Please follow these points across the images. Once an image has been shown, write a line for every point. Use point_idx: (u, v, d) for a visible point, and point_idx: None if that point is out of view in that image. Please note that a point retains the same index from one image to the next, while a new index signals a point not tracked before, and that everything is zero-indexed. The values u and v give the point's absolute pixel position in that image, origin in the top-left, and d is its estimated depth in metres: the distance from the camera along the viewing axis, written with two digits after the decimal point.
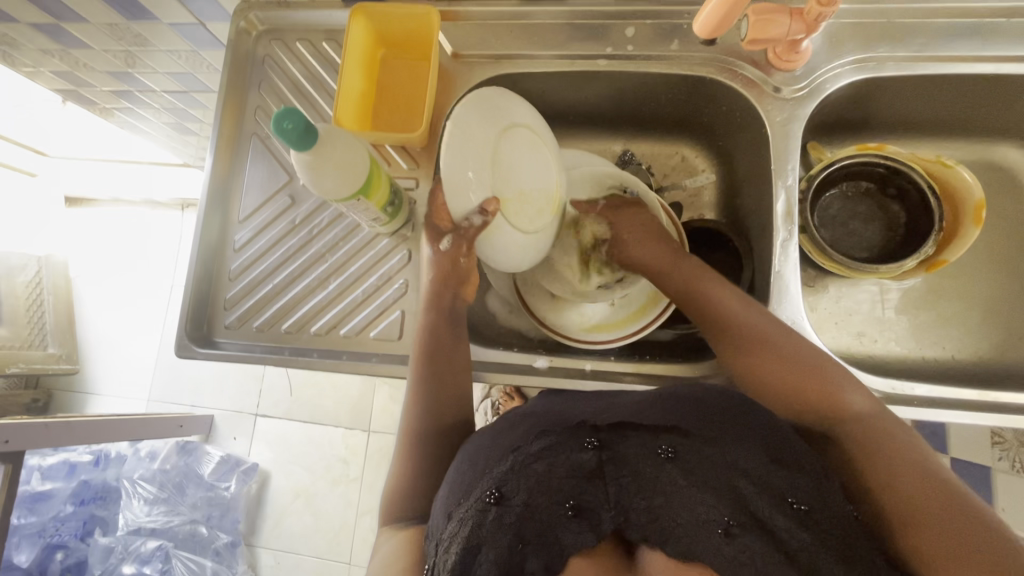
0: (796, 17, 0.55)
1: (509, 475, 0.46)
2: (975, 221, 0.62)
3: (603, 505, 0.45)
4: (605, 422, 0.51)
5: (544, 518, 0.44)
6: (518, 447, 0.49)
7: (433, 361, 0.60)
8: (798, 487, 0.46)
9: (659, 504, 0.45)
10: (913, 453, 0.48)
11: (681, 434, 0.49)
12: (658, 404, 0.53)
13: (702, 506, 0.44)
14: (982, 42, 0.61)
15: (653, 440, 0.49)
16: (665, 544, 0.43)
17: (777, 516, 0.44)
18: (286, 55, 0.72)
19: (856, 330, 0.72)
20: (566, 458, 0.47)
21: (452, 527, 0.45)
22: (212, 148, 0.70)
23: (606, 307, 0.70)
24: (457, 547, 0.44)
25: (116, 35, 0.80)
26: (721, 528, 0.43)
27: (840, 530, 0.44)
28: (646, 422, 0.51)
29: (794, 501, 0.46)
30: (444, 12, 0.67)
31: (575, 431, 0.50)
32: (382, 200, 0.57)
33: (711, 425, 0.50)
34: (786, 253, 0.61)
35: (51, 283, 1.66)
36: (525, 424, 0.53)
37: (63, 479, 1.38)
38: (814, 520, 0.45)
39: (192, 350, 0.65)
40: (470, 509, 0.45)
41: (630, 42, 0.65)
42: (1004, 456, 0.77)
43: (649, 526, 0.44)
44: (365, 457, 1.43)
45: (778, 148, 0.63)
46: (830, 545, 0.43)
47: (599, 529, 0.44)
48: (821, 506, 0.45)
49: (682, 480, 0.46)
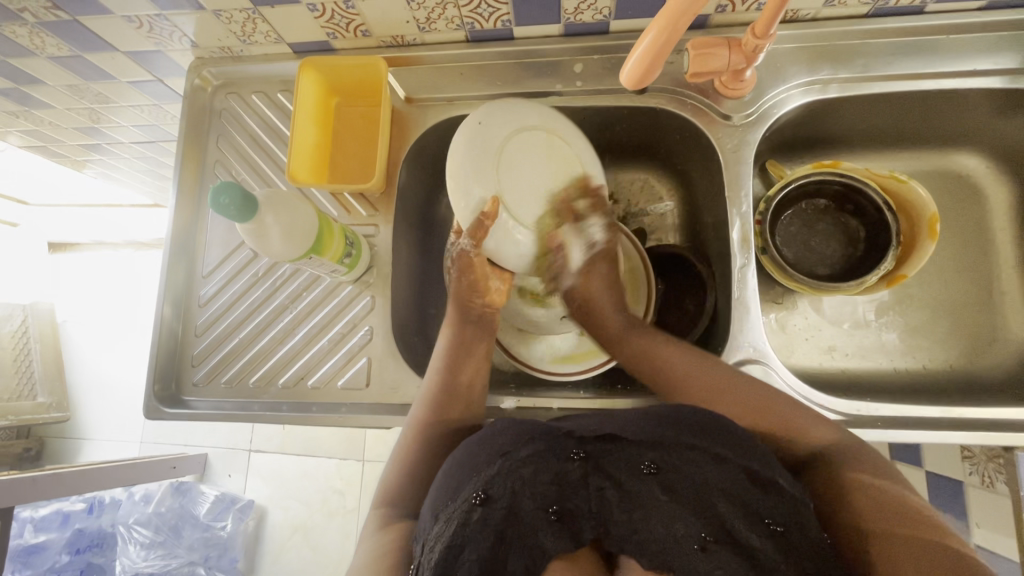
0: (733, 49, 0.56)
1: (497, 477, 0.45)
2: (930, 235, 0.62)
3: (585, 515, 0.45)
4: (592, 432, 0.48)
5: (528, 521, 0.45)
6: (507, 452, 0.47)
7: (456, 364, 0.60)
8: (778, 505, 0.43)
9: (637, 518, 0.44)
10: (902, 508, 0.42)
11: (664, 447, 0.46)
12: (645, 412, 0.49)
13: (679, 522, 0.44)
14: (924, 59, 0.61)
15: (637, 453, 0.46)
16: (640, 556, 0.43)
17: (753, 536, 0.42)
18: (243, 109, 0.73)
19: (827, 344, 0.72)
20: (554, 466, 0.46)
21: (438, 527, 0.44)
22: (173, 204, 0.70)
23: (573, 339, 0.70)
24: (441, 545, 0.42)
25: (78, 95, 0.81)
26: (696, 544, 0.43)
27: (816, 551, 0.40)
28: (632, 434, 0.47)
29: (772, 521, 0.42)
30: (396, 59, 0.68)
31: (561, 440, 0.48)
32: (337, 254, 0.58)
33: (696, 433, 0.46)
34: (744, 279, 0.62)
35: (37, 331, 1.62)
36: (514, 426, 0.50)
37: (57, 530, 1.37)
38: (791, 540, 0.41)
39: (162, 411, 0.65)
40: (456, 510, 0.44)
41: (579, 77, 0.66)
42: (974, 470, 0.73)
43: (628, 539, 0.44)
44: (361, 488, 1.42)
45: (730, 175, 0.63)
46: (805, 569, 0.40)
47: (580, 536, 0.45)
48: (798, 524, 0.42)
49: (663, 496, 0.45)
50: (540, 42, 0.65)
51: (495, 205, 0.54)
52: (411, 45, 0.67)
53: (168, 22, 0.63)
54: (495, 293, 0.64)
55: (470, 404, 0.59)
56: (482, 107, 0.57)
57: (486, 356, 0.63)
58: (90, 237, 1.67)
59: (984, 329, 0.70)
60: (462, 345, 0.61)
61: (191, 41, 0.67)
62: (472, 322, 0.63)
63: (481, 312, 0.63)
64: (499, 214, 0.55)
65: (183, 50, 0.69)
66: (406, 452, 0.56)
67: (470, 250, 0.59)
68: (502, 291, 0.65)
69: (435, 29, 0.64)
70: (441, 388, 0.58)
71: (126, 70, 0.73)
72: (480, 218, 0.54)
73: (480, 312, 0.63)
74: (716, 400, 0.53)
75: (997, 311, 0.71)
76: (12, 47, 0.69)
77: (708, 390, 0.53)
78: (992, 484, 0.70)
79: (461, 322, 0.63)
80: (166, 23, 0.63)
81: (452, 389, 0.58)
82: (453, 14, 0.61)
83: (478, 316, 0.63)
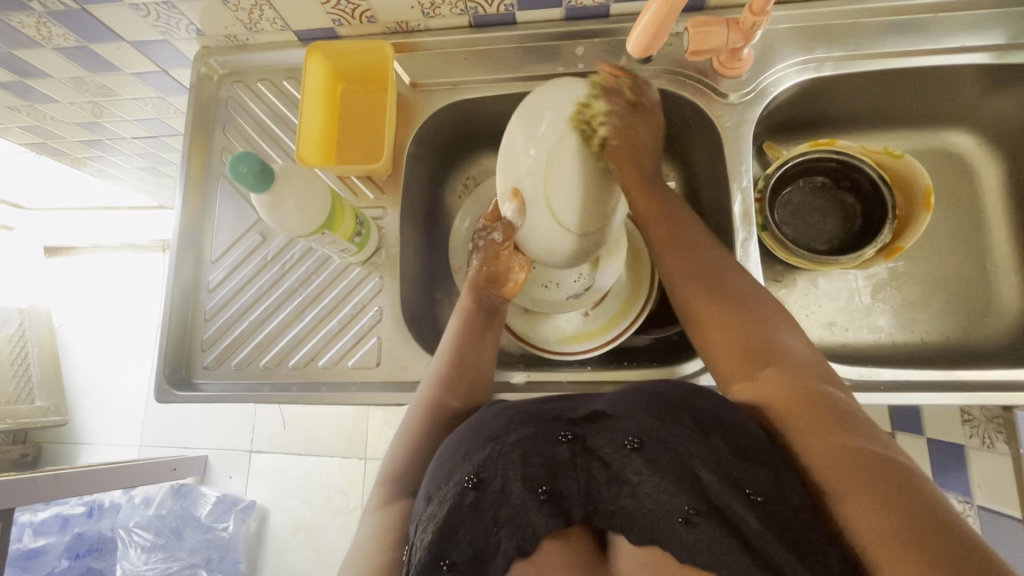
0: (732, 28, 0.58)
1: (486, 461, 0.45)
2: (925, 207, 0.64)
3: (574, 495, 0.45)
4: (580, 413, 0.49)
5: (516, 503, 0.45)
6: (496, 436, 0.47)
7: (464, 352, 0.60)
8: (757, 473, 0.41)
9: (625, 494, 0.44)
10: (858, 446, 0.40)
11: (650, 422, 0.46)
12: (635, 393, 0.49)
13: (663, 495, 0.42)
14: (915, 37, 0.63)
15: (622, 429, 0.46)
16: (629, 531, 0.43)
17: (735, 505, 0.40)
18: (249, 96, 0.74)
19: (827, 320, 0.74)
20: (542, 448, 0.46)
21: (430, 509, 0.44)
22: (181, 191, 0.71)
23: (579, 319, 0.71)
24: (432, 528, 0.43)
25: (82, 88, 0.81)
26: (680, 517, 0.41)
27: (797, 517, 0.39)
28: (620, 412, 0.47)
29: (753, 491, 0.41)
30: (400, 45, 0.69)
31: (549, 422, 0.48)
32: (348, 232, 0.60)
33: (679, 411, 0.46)
34: (747, 252, 0.63)
35: (35, 335, 1.59)
36: (506, 411, 0.50)
37: (56, 534, 1.35)
38: (772, 509, 0.40)
39: (173, 394, 0.65)
40: (448, 492, 0.45)
41: (581, 60, 0.67)
42: (974, 433, 0.75)
43: (616, 516, 0.44)
44: (364, 485, 1.41)
45: (730, 152, 0.65)
46: (784, 536, 0.39)
47: (569, 514, 0.45)
48: (783, 494, 0.40)
49: (647, 470, 0.44)
50: (541, 26, 0.67)
51: (518, 194, 0.54)
52: (415, 31, 0.68)
53: (175, 10, 0.64)
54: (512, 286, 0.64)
55: (476, 380, 0.60)
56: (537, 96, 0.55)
57: (495, 347, 0.63)
58: (85, 239, 1.66)
59: (979, 302, 0.72)
60: (469, 332, 0.62)
61: (197, 29, 0.68)
62: (484, 309, 0.64)
63: (495, 303, 0.64)
64: (530, 202, 0.54)
65: (189, 39, 0.70)
66: (407, 433, 0.57)
67: (500, 243, 0.61)
68: (519, 284, 0.64)
69: (439, 14, 0.65)
70: (449, 367, 0.59)
71: (131, 61, 0.73)
72: (514, 209, 0.55)
73: (492, 303, 0.64)
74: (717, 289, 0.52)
75: (991, 284, 0.72)
76: (18, 38, 0.69)
77: (704, 281, 0.53)
78: (992, 444, 0.73)
79: (472, 310, 0.63)
80: (174, 11, 0.64)
81: (461, 369, 0.59)
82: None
83: (489, 306, 0.64)
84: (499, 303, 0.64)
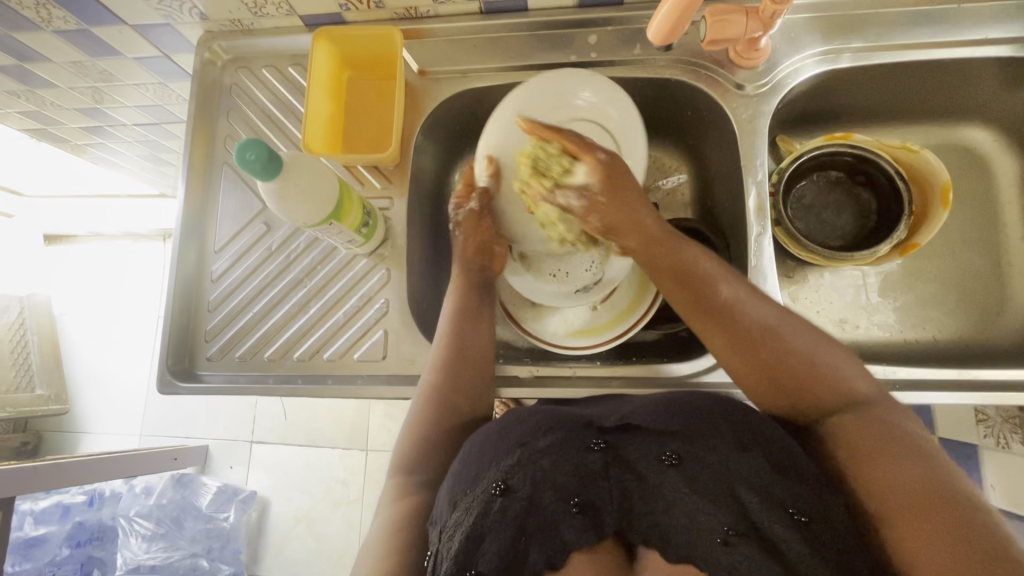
0: (751, 16, 0.56)
1: (516, 467, 0.45)
2: (943, 203, 0.63)
3: (607, 507, 0.45)
4: (611, 422, 0.49)
5: (546, 513, 0.44)
6: (526, 442, 0.46)
7: (464, 330, 0.60)
8: (801, 494, 0.41)
9: (660, 510, 0.44)
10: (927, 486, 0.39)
11: (685, 436, 0.46)
12: (666, 400, 0.50)
13: (702, 514, 0.42)
14: (935, 29, 0.62)
15: (658, 443, 0.46)
16: (665, 548, 0.43)
17: (776, 526, 0.40)
18: (253, 83, 0.72)
19: (838, 317, 0.73)
20: (573, 456, 0.46)
21: (456, 515, 0.44)
22: (183, 177, 0.70)
23: (588, 313, 0.69)
24: (459, 535, 0.42)
25: (83, 73, 0.79)
26: (719, 537, 0.41)
27: (845, 544, 0.39)
28: (653, 424, 0.48)
29: (796, 511, 0.41)
30: (409, 31, 0.67)
31: (582, 431, 0.48)
32: (355, 224, 0.59)
33: (716, 422, 0.46)
34: (761, 247, 0.62)
35: (34, 322, 1.59)
36: (533, 417, 0.50)
37: (58, 522, 1.34)
38: (817, 531, 0.40)
39: (176, 386, 0.64)
40: (476, 499, 0.44)
41: (593, 49, 0.66)
42: (988, 433, 0.76)
43: (651, 531, 0.44)
44: (365, 476, 1.41)
45: (745, 145, 0.64)
46: (829, 559, 0.39)
47: (602, 528, 0.44)
48: (827, 518, 0.40)
49: (684, 487, 0.44)
50: (554, 13, 0.65)
51: (493, 162, 0.62)
52: (424, 17, 0.66)
53: None
54: (498, 260, 0.65)
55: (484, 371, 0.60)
56: (535, 82, 0.61)
57: (491, 325, 0.63)
58: (84, 228, 1.65)
59: (992, 300, 0.71)
60: (468, 308, 0.62)
61: (201, 13, 0.67)
62: (478, 289, 0.64)
63: (484, 278, 0.64)
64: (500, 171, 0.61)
65: (192, 23, 0.69)
66: (412, 429, 0.56)
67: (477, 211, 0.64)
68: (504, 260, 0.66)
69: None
70: (452, 357, 0.58)
71: (133, 46, 0.72)
72: (487, 177, 0.62)
73: (481, 279, 0.64)
74: (727, 326, 0.50)
75: (1005, 282, 0.71)
76: (17, 20, 0.67)
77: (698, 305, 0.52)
78: (1007, 445, 0.75)
79: (466, 285, 0.63)
80: None
81: (463, 356, 0.59)
82: None
83: (483, 280, 0.64)
84: (490, 278, 0.64)
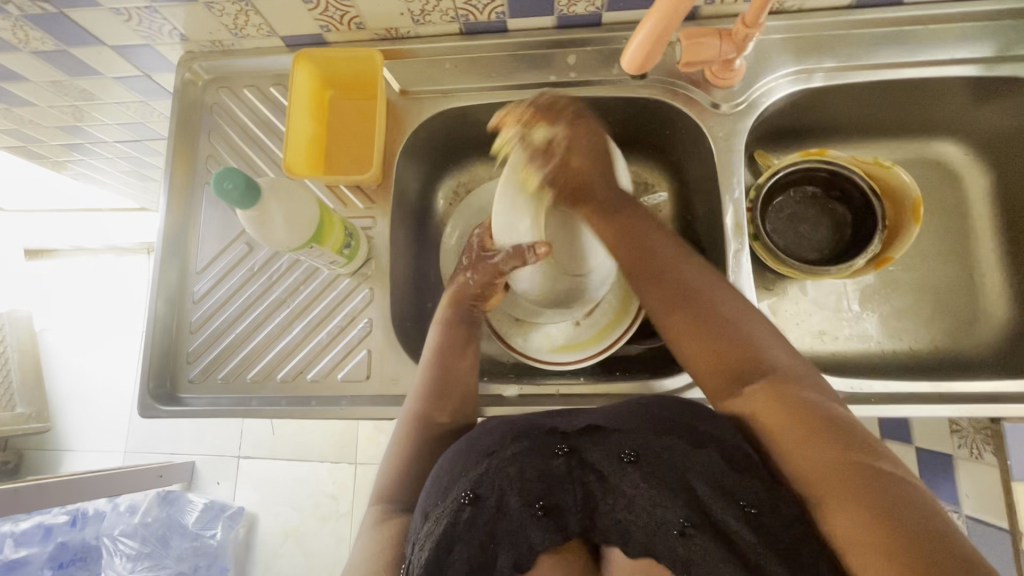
0: (725, 39, 0.58)
1: (484, 476, 0.46)
2: (914, 218, 0.65)
3: (572, 508, 0.45)
4: (575, 426, 0.49)
5: (512, 518, 0.45)
6: (493, 451, 0.47)
7: (446, 358, 0.59)
8: (753, 486, 0.42)
9: (621, 508, 0.44)
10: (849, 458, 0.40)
11: (646, 436, 0.46)
12: (639, 406, 0.50)
13: (660, 508, 0.43)
14: (904, 48, 0.64)
15: (619, 443, 0.46)
16: (625, 544, 0.44)
17: (729, 519, 0.41)
18: (234, 103, 0.72)
19: (817, 328, 0.74)
20: (538, 462, 0.46)
21: (427, 527, 0.45)
22: (164, 197, 0.70)
23: (568, 328, 0.70)
24: (430, 544, 0.43)
25: (62, 92, 0.79)
26: (676, 530, 0.42)
27: (789, 529, 0.40)
28: (618, 425, 0.48)
29: (747, 503, 0.41)
30: (390, 52, 0.68)
31: (546, 436, 0.48)
32: (337, 245, 0.59)
33: (677, 426, 0.46)
34: (740, 263, 0.63)
35: (15, 340, 1.55)
36: (502, 425, 0.50)
37: (39, 544, 1.31)
38: (767, 523, 0.40)
39: (157, 409, 0.64)
40: (445, 509, 0.45)
41: (572, 69, 0.67)
42: (962, 444, 0.79)
43: (613, 530, 0.44)
44: (354, 490, 1.39)
45: (722, 163, 0.65)
46: (778, 548, 0.39)
47: (567, 529, 0.45)
48: (775, 509, 0.40)
49: (643, 484, 0.44)
50: (532, 34, 0.66)
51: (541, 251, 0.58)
52: (405, 38, 0.67)
53: (159, 15, 0.62)
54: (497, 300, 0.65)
55: (463, 391, 0.59)
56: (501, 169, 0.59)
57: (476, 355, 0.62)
58: (66, 243, 1.62)
59: (966, 310, 0.73)
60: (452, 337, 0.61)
61: (181, 35, 0.67)
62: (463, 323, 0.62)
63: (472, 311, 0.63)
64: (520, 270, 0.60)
65: (172, 44, 0.68)
66: (393, 451, 0.57)
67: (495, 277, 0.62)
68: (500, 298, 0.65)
69: (429, 21, 0.64)
70: (432, 381, 0.58)
71: (113, 66, 0.71)
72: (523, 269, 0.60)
73: (470, 313, 0.62)
74: (661, 283, 0.53)
75: (978, 293, 0.73)
76: None
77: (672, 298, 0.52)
78: (980, 456, 0.76)
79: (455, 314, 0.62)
80: (157, 16, 0.63)
81: (445, 381, 0.58)
82: (448, 7, 0.62)
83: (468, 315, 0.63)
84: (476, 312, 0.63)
